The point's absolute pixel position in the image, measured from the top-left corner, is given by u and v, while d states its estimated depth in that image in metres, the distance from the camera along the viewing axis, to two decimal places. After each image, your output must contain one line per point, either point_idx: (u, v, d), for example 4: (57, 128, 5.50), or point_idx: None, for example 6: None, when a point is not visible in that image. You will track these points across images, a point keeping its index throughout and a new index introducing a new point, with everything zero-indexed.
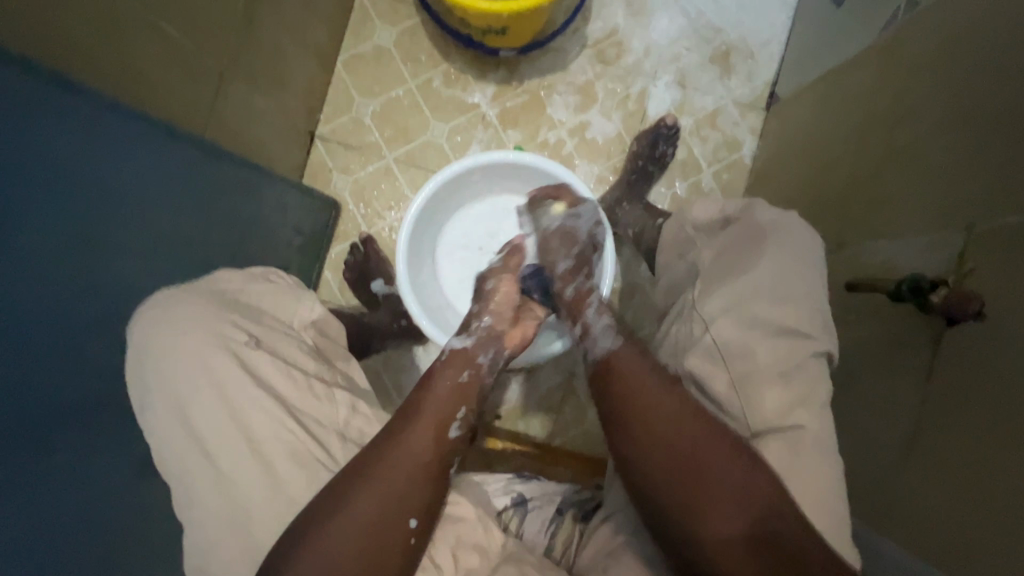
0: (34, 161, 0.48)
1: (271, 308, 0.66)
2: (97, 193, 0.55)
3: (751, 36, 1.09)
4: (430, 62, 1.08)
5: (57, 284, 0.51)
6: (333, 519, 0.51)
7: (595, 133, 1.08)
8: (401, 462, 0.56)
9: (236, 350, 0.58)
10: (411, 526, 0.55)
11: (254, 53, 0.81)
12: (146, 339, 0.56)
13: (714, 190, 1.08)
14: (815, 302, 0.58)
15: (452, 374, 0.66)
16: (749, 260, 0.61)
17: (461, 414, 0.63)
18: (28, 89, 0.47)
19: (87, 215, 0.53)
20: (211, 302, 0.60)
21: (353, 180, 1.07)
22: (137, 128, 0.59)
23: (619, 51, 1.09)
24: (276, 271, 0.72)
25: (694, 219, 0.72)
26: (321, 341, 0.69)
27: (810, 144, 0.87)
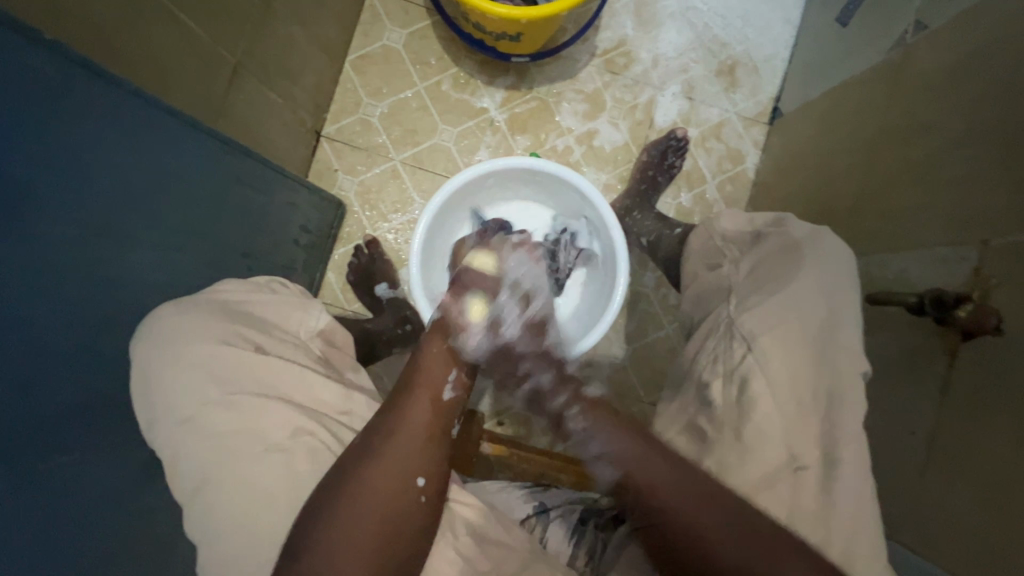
0: (64, 150, 0.46)
1: (277, 319, 0.65)
2: (118, 186, 0.53)
3: (756, 51, 1.11)
4: (440, 65, 1.07)
5: (72, 276, 0.49)
6: (350, 474, 0.52)
7: (602, 141, 1.09)
8: (404, 428, 0.57)
9: (240, 358, 0.56)
10: (420, 485, 0.55)
11: (268, 48, 0.80)
12: (146, 357, 0.53)
13: (718, 201, 1.09)
14: (848, 311, 0.60)
15: (439, 343, 0.70)
16: (784, 276, 0.63)
17: (453, 376, 0.67)
18: (62, 77, 0.46)
19: (100, 205, 0.51)
20: (209, 315, 0.58)
21: (358, 181, 1.06)
22: (158, 120, 0.58)
23: (627, 61, 1.10)
24: (278, 280, 0.72)
25: (723, 231, 0.77)
26: (329, 351, 0.67)
27: (818, 158, 0.89)
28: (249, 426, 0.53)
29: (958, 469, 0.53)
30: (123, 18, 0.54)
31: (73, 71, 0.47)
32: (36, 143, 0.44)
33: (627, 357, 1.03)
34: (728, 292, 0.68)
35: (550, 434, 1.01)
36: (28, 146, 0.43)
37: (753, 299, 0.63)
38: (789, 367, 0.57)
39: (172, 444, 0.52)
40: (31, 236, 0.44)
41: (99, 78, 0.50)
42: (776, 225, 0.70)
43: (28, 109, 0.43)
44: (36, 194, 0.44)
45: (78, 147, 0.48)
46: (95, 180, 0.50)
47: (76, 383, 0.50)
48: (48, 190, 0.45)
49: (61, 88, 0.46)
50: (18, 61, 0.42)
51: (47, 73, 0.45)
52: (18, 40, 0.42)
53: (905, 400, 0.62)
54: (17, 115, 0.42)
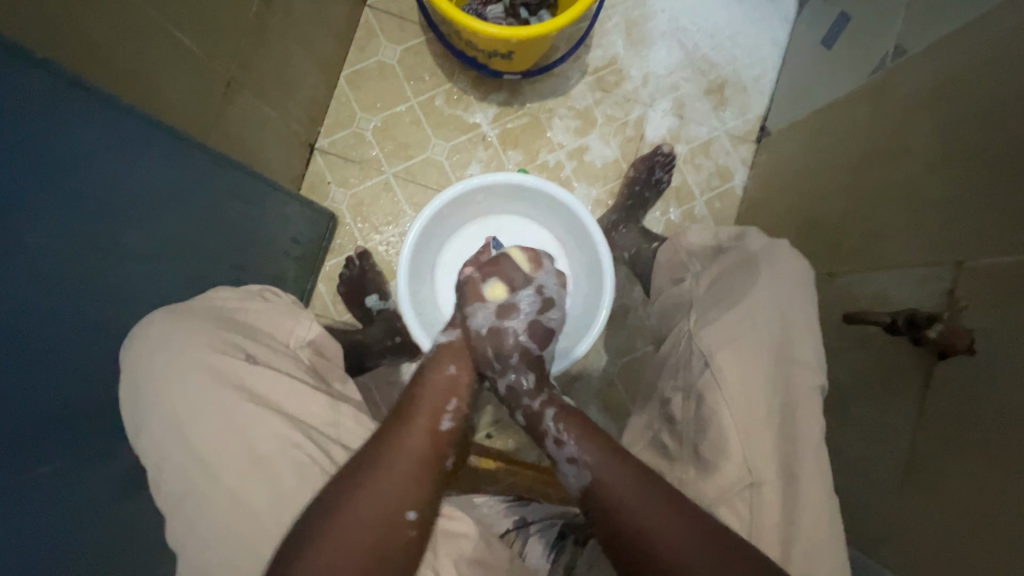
0: (59, 165, 0.48)
1: (268, 326, 0.65)
2: (109, 200, 0.54)
3: (744, 70, 1.13)
4: (434, 81, 1.09)
5: (63, 286, 0.50)
6: (337, 508, 0.50)
7: (593, 157, 1.10)
8: (397, 459, 0.55)
9: (230, 364, 0.56)
10: (411, 519, 0.54)
11: (263, 63, 0.82)
12: (139, 364, 0.54)
13: (706, 217, 1.10)
14: (809, 329, 0.61)
15: (442, 368, 0.68)
16: (743, 288, 0.64)
17: (454, 406, 0.64)
18: (54, 93, 0.47)
19: (92, 216, 0.52)
20: (207, 322, 0.58)
21: (351, 194, 1.07)
22: (152, 134, 0.59)
23: (618, 78, 1.12)
24: (271, 290, 0.71)
25: (689, 245, 0.77)
26: (317, 361, 0.67)
27: (803, 178, 0.90)
28: (234, 439, 0.53)
29: (934, 489, 0.54)
30: (116, 35, 0.55)
31: (67, 85, 0.48)
32: (25, 160, 0.44)
33: (617, 370, 1.03)
34: (691, 304, 0.70)
35: (537, 448, 1.02)
36: (17, 162, 0.44)
37: (711, 314, 0.64)
38: (754, 381, 0.58)
39: (159, 449, 0.52)
40: (21, 252, 0.45)
41: (95, 97, 0.51)
42: (739, 240, 0.70)
43: (28, 129, 0.45)
44: (26, 211, 0.45)
45: (67, 162, 0.48)
46: (88, 195, 0.51)
47: (64, 392, 0.51)
48: (44, 202, 0.47)
49: (53, 107, 0.47)
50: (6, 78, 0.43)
51: (42, 90, 0.46)
52: (9, 59, 0.43)
53: (886, 415, 0.62)
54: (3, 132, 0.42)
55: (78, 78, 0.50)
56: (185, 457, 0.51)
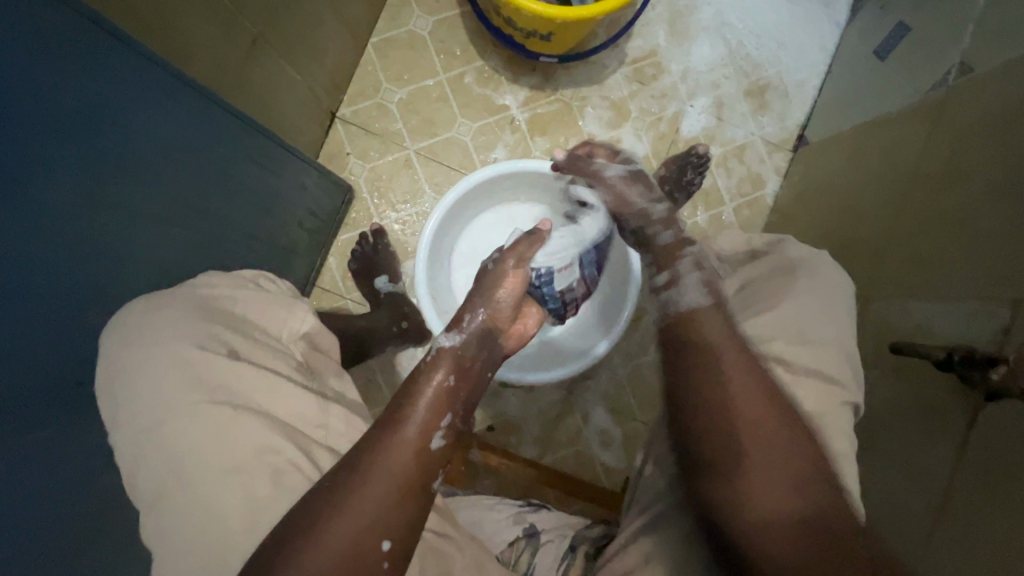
0: (78, 118, 0.45)
1: (259, 317, 0.60)
2: (126, 159, 0.51)
3: (788, 75, 1.09)
4: (465, 57, 1.04)
5: (66, 249, 0.47)
6: (302, 530, 0.44)
7: (624, 151, 1.07)
8: (377, 478, 0.48)
9: (202, 359, 0.51)
10: (385, 550, 0.46)
11: (291, 22, 0.77)
12: (113, 357, 0.50)
13: (733, 224, 1.07)
14: (841, 345, 0.56)
15: (436, 377, 0.58)
16: (774, 297, 0.60)
17: (447, 421, 0.55)
18: (84, 40, 0.44)
19: (106, 174, 0.49)
20: (186, 313, 0.53)
21: (369, 168, 1.02)
22: (178, 91, 0.56)
23: (657, 71, 1.07)
24: (267, 273, 0.66)
25: (719, 250, 0.71)
26: (311, 356, 0.62)
27: (848, 194, 0.86)
28: (217, 439, 0.48)
29: (965, 538, 0.51)
30: None
31: (97, 35, 0.45)
32: (33, 99, 0.40)
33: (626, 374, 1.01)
34: (721, 306, 0.65)
35: (539, 445, 1.00)
36: (36, 111, 0.41)
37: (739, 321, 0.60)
38: None
39: (133, 451, 0.48)
40: (24, 202, 0.42)
41: (110, 37, 0.47)
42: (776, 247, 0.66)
43: (53, 79, 0.42)
44: (29, 156, 0.41)
45: (87, 116, 0.45)
46: (96, 146, 0.47)
47: (53, 360, 0.47)
48: (61, 158, 0.44)
49: (78, 50, 0.43)
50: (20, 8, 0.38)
51: (70, 36, 0.43)
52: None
53: (921, 453, 0.59)
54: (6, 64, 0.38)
55: (108, 27, 0.46)
56: (163, 457, 0.47)
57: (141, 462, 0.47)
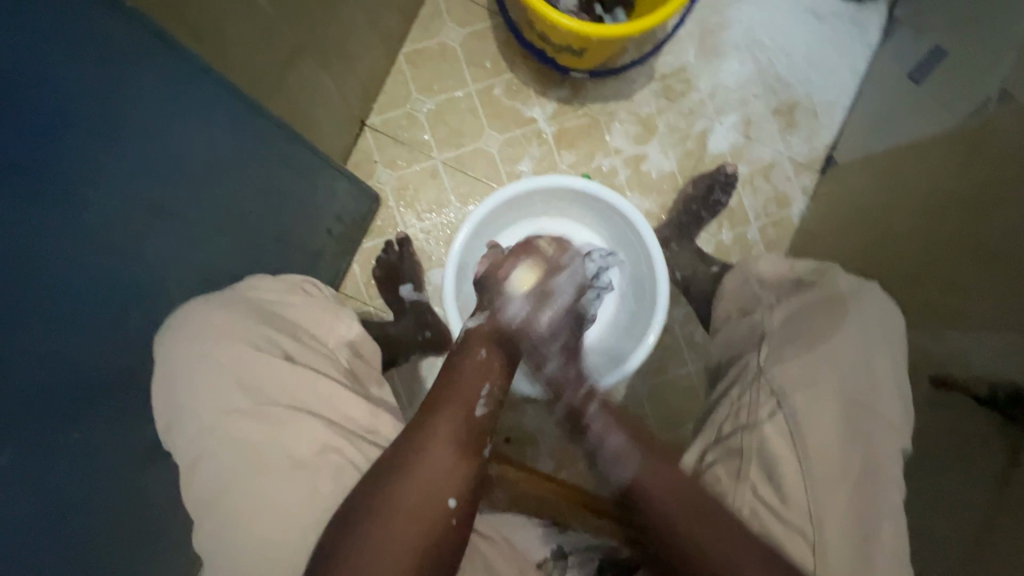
0: (130, 125, 0.46)
1: (309, 323, 0.61)
2: (172, 164, 0.53)
3: (818, 94, 1.08)
4: (494, 69, 1.05)
5: (106, 253, 0.48)
6: (377, 494, 0.49)
7: (650, 166, 1.07)
8: (435, 443, 0.55)
9: (265, 360, 0.53)
10: (451, 507, 0.52)
11: (330, 32, 0.78)
12: (172, 358, 0.51)
13: (758, 243, 1.07)
14: (890, 380, 0.58)
15: (472, 352, 0.68)
16: (823, 330, 0.62)
17: (486, 390, 0.63)
18: (141, 53, 0.46)
19: (151, 180, 0.51)
20: (245, 315, 0.55)
21: (396, 176, 1.03)
22: (227, 100, 0.58)
23: (686, 88, 1.07)
24: (311, 280, 0.67)
25: (760, 274, 0.75)
26: (356, 363, 0.63)
27: (880, 215, 0.85)
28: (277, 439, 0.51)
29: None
30: None
31: (155, 46, 0.47)
32: (87, 105, 0.42)
33: (646, 391, 1.00)
34: (760, 337, 0.68)
35: (557, 458, 1.00)
36: (91, 118, 0.42)
37: (784, 353, 0.63)
38: None
39: (194, 448, 0.50)
40: (75, 204, 0.43)
41: (170, 48, 0.48)
42: (823, 278, 0.68)
43: (108, 86, 0.43)
44: (81, 160, 0.43)
45: (136, 122, 0.47)
46: (145, 151, 0.49)
47: (93, 362, 0.48)
48: (110, 163, 0.46)
49: (136, 62, 0.45)
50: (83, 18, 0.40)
51: (126, 48, 0.44)
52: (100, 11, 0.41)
53: (958, 486, 0.58)
54: (66, 72, 0.40)
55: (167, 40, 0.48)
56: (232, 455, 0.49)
57: (206, 456, 0.49)
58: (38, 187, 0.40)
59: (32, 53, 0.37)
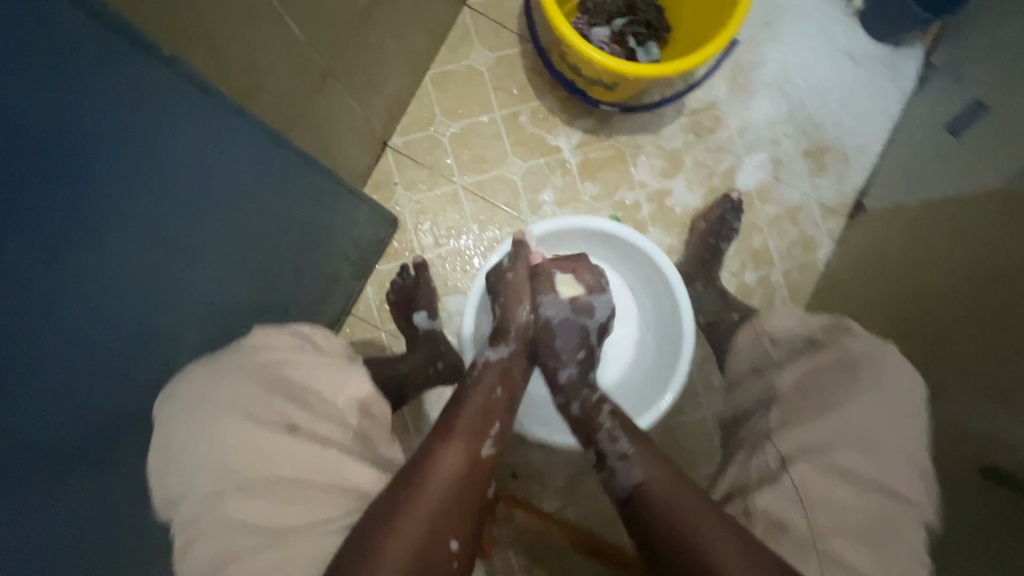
0: (146, 163, 0.44)
1: (318, 383, 0.56)
2: (188, 199, 0.51)
3: (849, 138, 1.06)
4: (521, 96, 1.03)
5: (113, 290, 0.45)
6: (380, 530, 0.48)
7: (674, 201, 1.05)
8: (441, 480, 0.53)
9: (264, 433, 0.50)
10: (453, 549, 0.51)
11: (360, 56, 0.76)
12: (170, 429, 0.49)
13: (781, 286, 1.04)
14: (907, 455, 0.53)
15: (487, 385, 0.67)
16: (838, 397, 0.56)
17: (496, 428, 0.63)
18: (163, 88, 0.44)
19: (165, 216, 0.49)
20: (246, 380, 0.52)
21: (416, 199, 1.01)
22: (247, 132, 0.56)
23: (714, 124, 1.05)
24: (323, 329, 0.63)
25: (773, 331, 0.69)
26: (366, 425, 0.58)
27: (911, 271, 0.82)
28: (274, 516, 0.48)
29: None
30: (233, 19, 0.50)
31: (178, 80, 0.45)
32: (116, 152, 0.41)
33: (659, 433, 0.97)
34: (771, 399, 0.62)
35: (564, 497, 0.97)
36: (106, 158, 0.40)
37: (793, 415, 0.58)
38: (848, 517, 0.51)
39: (193, 515, 0.47)
40: (98, 249, 0.42)
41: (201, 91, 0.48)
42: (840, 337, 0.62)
43: (126, 123, 0.41)
44: (103, 208, 0.42)
45: (152, 159, 0.45)
46: (170, 194, 0.48)
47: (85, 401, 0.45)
48: (124, 202, 0.44)
49: (156, 98, 0.43)
50: (115, 67, 0.39)
51: (148, 84, 0.42)
52: (124, 47, 0.39)
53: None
54: (84, 113, 0.37)
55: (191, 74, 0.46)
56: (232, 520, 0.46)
57: (202, 531, 0.46)
58: (61, 237, 0.39)
59: (70, 107, 0.36)
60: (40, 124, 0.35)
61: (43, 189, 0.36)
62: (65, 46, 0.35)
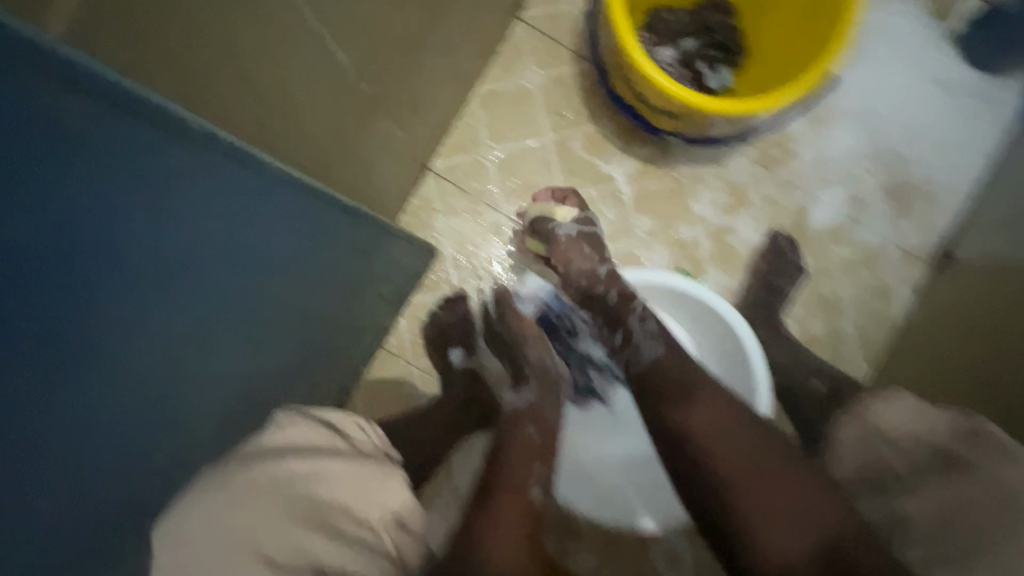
0: (171, 263, 0.36)
1: (355, 497, 0.53)
2: (218, 292, 0.43)
3: (937, 176, 0.95)
4: (574, 120, 0.95)
5: (125, 401, 0.38)
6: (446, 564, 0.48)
7: (737, 240, 0.95)
8: (489, 534, 0.50)
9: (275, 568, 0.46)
10: None
11: (409, 81, 0.69)
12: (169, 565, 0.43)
13: (851, 338, 0.95)
14: None
15: (522, 431, 0.61)
16: None
17: (540, 475, 0.58)
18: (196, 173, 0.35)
19: (190, 316, 0.41)
20: (259, 510, 0.47)
21: (456, 227, 0.94)
22: (293, 203, 0.47)
23: (785, 157, 0.96)
24: (360, 419, 0.61)
25: (886, 425, 0.65)
26: (400, 540, 0.53)
27: (995, 323, 0.68)
28: None
29: None
30: (281, 59, 0.42)
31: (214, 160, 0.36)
32: (151, 257, 0.34)
33: None
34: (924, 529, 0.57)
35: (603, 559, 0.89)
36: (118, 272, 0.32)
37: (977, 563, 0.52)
38: None
39: None
40: (101, 370, 0.34)
41: (250, 173, 0.40)
42: (984, 456, 0.55)
43: (146, 226, 0.33)
44: (109, 326, 0.33)
45: (178, 258, 0.37)
46: (208, 288, 0.41)
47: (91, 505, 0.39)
48: (139, 314, 0.36)
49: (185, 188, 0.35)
50: (132, 160, 0.30)
51: (176, 173, 0.33)
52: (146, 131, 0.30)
53: None
54: (91, 225, 0.29)
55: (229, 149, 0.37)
56: None
57: None
58: (78, 358, 0.32)
59: (101, 219, 0.30)
60: (61, 240, 0.28)
61: (60, 314, 0.30)
62: (96, 150, 0.28)
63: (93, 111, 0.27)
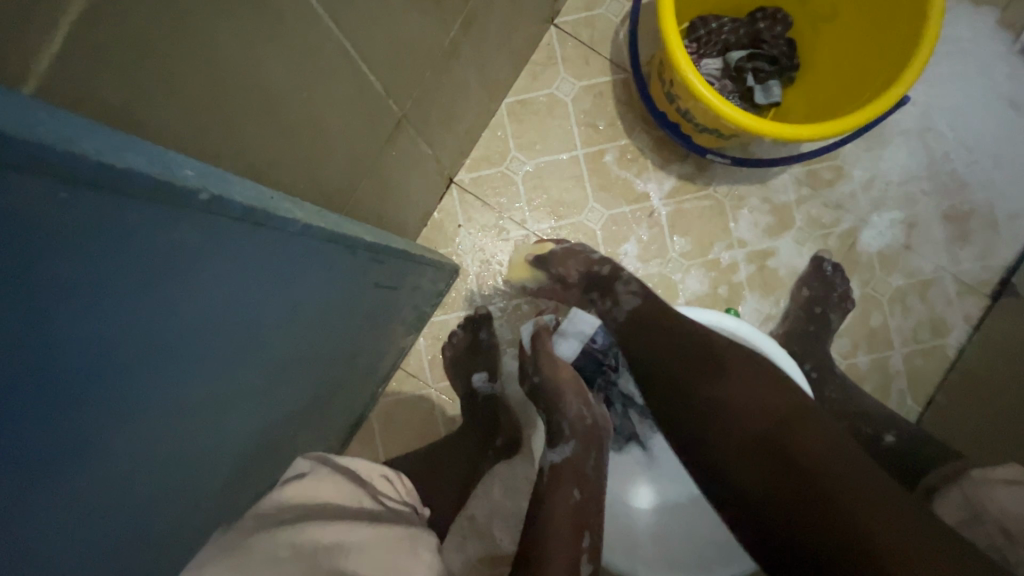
0: (175, 342, 0.31)
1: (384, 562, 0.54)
2: (228, 356, 0.38)
3: (1000, 202, 0.88)
4: (608, 133, 0.89)
5: (121, 484, 0.33)
6: None
7: (779, 264, 0.89)
8: None
9: None
10: None
11: (439, 95, 0.64)
12: None
13: (900, 374, 0.88)
14: None
15: (565, 492, 0.57)
16: None
17: (587, 542, 0.55)
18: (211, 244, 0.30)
19: (194, 387, 0.36)
20: None
21: (480, 244, 0.89)
22: (315, 255, 0.42)
23: (835, 177, 0.89)
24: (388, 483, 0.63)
25: None
26: None
27: None
28: None
29: None
30: (291, 71, 0.38)
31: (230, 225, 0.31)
32: (137, 339, 0.28)
33: None
34: None
35: None
36: (112, 363, 0.27)
37: None
38: None
39: None
40: (90, 464, 0.30)
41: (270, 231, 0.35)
42: None
43: (148, 311, 0.28)
44: (99, 420, 0.28)
45: (182, 336, 0.31)
46: (214, 357, 0.36)
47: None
48: (136, 398, 0.31)
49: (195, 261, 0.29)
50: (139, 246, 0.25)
51: (185, 248, 0.28)
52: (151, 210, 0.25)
53: None
54: (82, 322, 0.24)
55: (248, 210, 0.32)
56: None
57: None
58: (45, 464, 0.27)
59: (68, 306, 0.23)
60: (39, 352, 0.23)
61: (14, 427, 0.24)
62: (75, 244, 0.22)
63: (55, 192, 0.20)
